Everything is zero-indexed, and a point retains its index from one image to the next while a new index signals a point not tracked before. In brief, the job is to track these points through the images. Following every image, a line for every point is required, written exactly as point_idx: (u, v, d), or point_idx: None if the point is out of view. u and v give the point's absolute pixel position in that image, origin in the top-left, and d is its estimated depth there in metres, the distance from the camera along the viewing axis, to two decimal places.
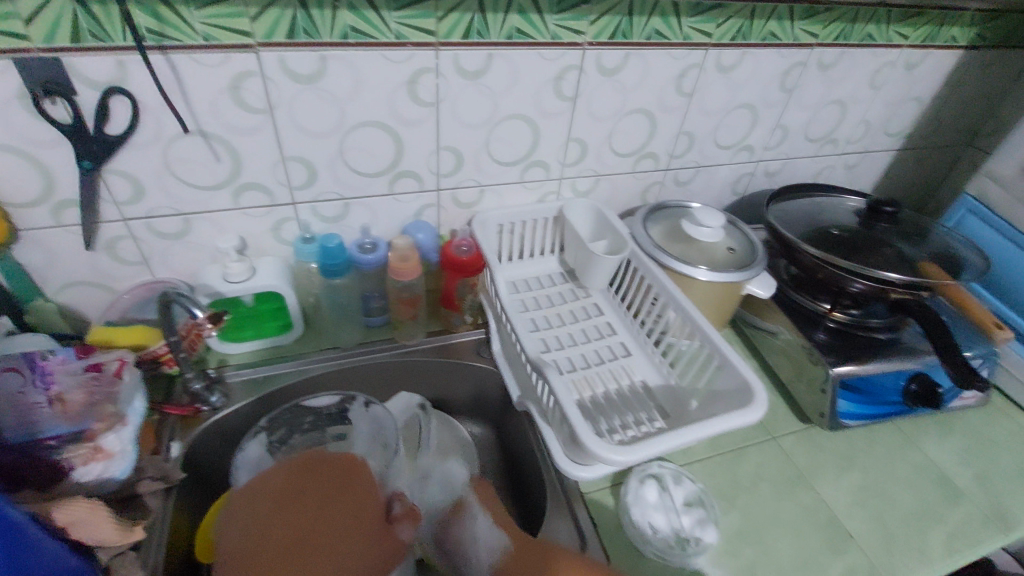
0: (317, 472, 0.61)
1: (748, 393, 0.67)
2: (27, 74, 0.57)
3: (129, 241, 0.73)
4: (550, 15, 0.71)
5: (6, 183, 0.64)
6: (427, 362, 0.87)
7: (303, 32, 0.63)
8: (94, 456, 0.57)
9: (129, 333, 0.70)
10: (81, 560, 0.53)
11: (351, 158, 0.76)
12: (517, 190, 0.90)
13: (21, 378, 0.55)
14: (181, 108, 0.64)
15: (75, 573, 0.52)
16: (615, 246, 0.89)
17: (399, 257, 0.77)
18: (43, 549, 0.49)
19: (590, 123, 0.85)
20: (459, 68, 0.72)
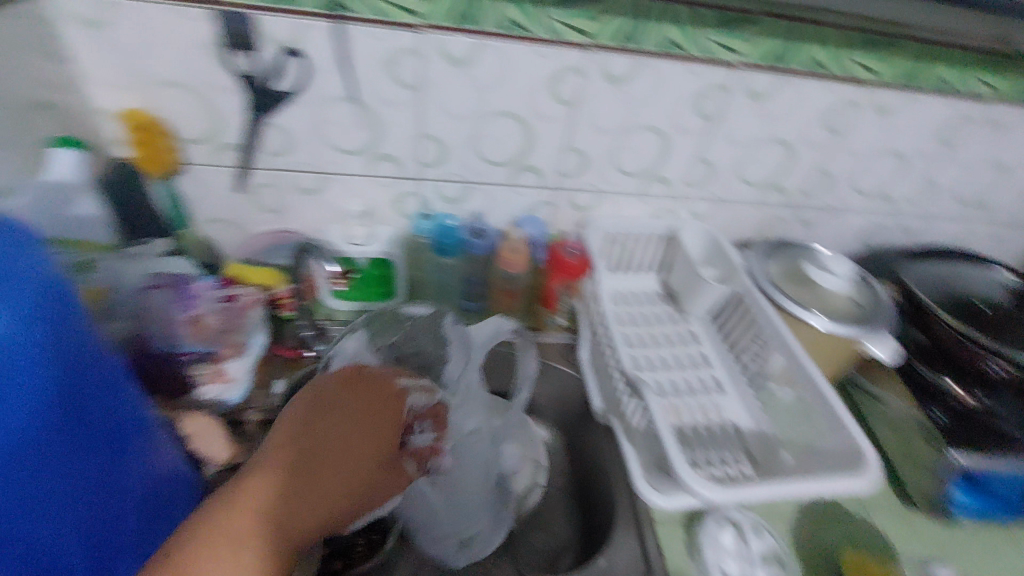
0: (361, 385, 0.61)
1: (856, 459, 0.63)
2: (223, 25, 0.62)
3: (270, 190, 0.79)
4: (710, 32, 0.69)
5: (183, 120, 0.70)
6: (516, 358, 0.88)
7: (468, 18, 0.65)
8: (216, 377, 0.63)
9: (260, 273, 0.77)
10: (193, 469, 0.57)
11: (482, 145, 0.78)
12: (633, 202, 0.88)
13: (170, 294, 0.63)
14: (342, 75, 0.68)
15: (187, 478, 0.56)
16: (727, 277, 0.86)
17: (511, 249, 0.79)
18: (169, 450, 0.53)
19: (724, 147, 0.82)
20: (607, 72, 0.72)
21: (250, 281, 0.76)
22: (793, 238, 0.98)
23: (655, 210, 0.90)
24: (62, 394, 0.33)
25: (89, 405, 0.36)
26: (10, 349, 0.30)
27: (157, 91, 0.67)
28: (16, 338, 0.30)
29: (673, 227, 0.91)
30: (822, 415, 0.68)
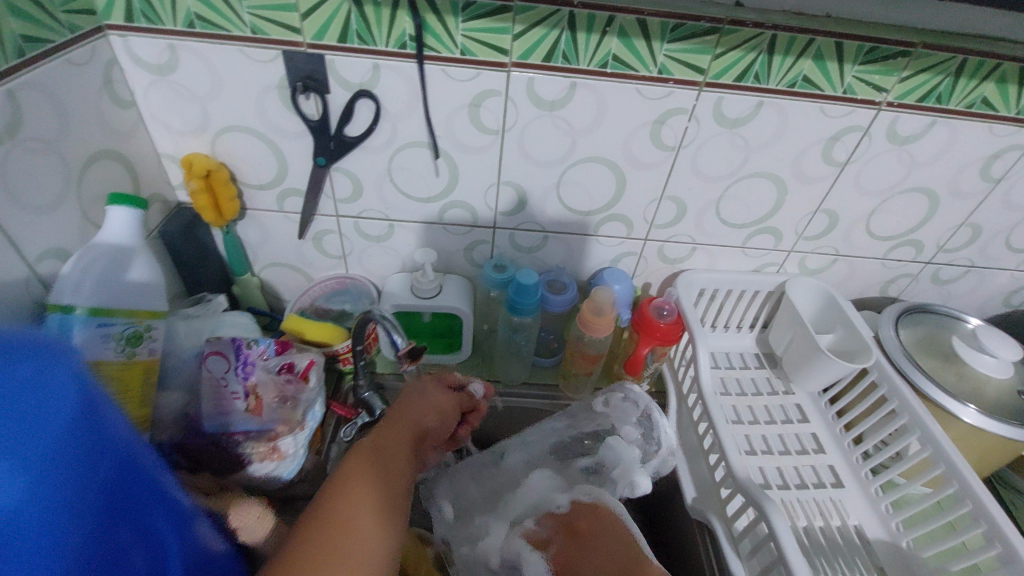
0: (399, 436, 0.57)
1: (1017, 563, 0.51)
2: (293, 68, 0.57)
3: (334, 236, 0.73)
4: (852, 66, 0.58)
5: (248, 165, 0.65)
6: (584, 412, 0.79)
7: (562, 56, 0.56)
8: (270, 455, 0.56)
9: (319, 327, 0.69)
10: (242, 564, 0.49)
11: (566, 193, 0.69)
12: (735, 255, 0.77)
13: (225, 363, 0.56)
14: (418, 118, 0.61)
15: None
16: (849, 345, 0.73)
17: (595, 309, 0.69)
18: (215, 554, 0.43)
19: (852, 196, 0.70)
20: (720, 113, 0.61)
21: (308, 339, 0.68)
22: (922, 297, 0.84)
23: (759, 264, 0.78)
24: (87, 536, 0.27)
25: (127, 532, 0.30)
26: (11, 519, 0.24)
27: (222, 134, 0.63)
28: (19, 501, 0.24)
29: (782, 282, 0.79)
30: (977, 523, 0.55)
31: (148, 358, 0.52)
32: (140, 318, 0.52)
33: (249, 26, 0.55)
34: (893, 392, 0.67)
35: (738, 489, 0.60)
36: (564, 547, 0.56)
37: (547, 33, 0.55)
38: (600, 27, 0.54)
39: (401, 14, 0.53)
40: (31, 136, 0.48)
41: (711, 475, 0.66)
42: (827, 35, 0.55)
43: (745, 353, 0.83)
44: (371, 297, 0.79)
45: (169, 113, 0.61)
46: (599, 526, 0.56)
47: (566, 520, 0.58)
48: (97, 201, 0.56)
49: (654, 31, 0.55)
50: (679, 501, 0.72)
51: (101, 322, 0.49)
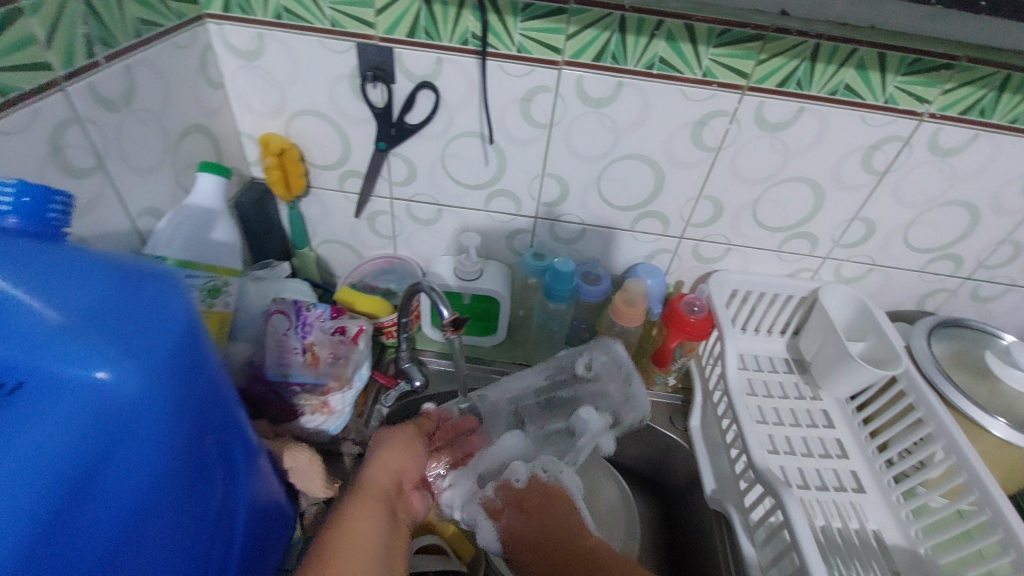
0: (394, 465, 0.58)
1: None
2: (364, 59, 0.63)
3: (386, 217, 0.79)
4: (893, 76, 0.59)
5: (316, 146, 0.72)
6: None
7: (611, 57, 0.60)
8: (320, 409, 0.61)
9: (368, 299, 0.75)
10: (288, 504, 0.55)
11: (607, 188, 0.72)
12: (769, 259, 0.79)
13: (287, 321, 0.62)
14: (473, 110, 0.66)
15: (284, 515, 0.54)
16: (880, 354, 0.73)
17: (627, 300, 0.72)
18: (269, 484, 0.50)
19: (889, 206, 0.71)
20: (760, 118, 0.64)
21: (357, 309, 0.74)
22: (961, 314, 0.83)
23: (793, 269, 0.80)
24: (184, 434, 0.35)
25: (210, 436, 0.37)
26: (135, 411, 0.31)
27: (296, 116, 0.69)
28: (139, 400, 0.32)
29: (815, 288, 0.80)
30: (997, 531, 0.56)
31: (223, 311, 0.59)
32: (220, 273, 0.59)
33: (329, 20, 0.61)
34: (920, 400, 0.67)
35: (756, 480, 0.62)
36: (512, 519, 0.62)
37: (598, 35, 0.59)
38: (648, 30, 0.58)
39: (465, 13, 0.58)
40: (141, 108, 0.55)
41: (731, 467, 0.68)
42: (871, 46, 0.58)
43: (774, 357, 0.84)
44: (415, 276, 0.84)
45: (252, 94, 0.68)
46: (543, 502, 0.63)
47: (520, 495, 0.64)
48: (186, 169, 0.63)
49: (701, 36, 0.58)
50: (698, 492, 0.74)
51: (188, 273, 0.56)
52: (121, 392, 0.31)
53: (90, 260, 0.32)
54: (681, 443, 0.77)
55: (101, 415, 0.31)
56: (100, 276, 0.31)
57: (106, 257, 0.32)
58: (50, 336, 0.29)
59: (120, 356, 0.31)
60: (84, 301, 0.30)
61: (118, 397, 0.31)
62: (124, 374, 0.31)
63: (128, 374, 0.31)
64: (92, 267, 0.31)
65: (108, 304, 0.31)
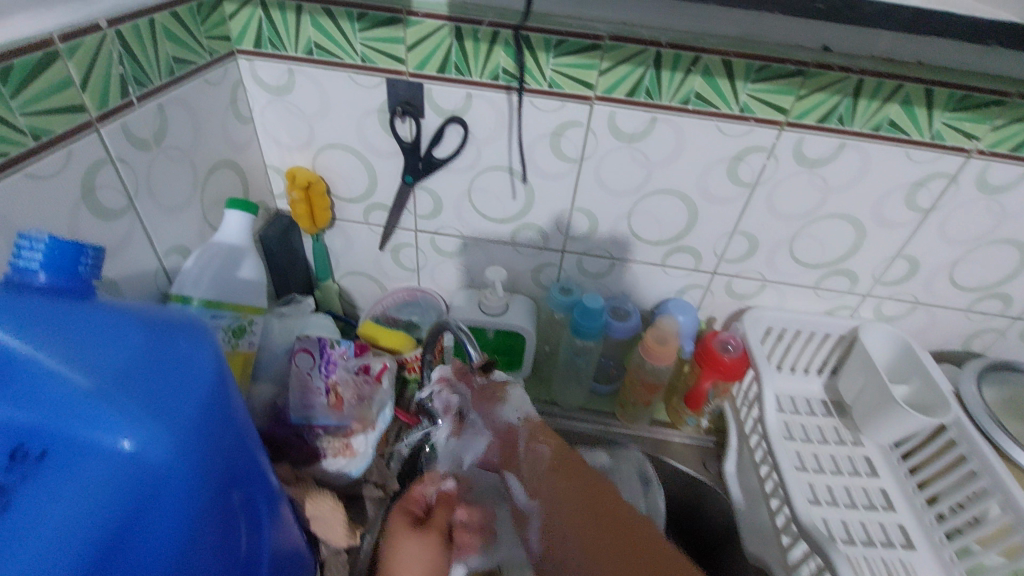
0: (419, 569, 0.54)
1: None
2: (394, 94, 0.62)
3: (411, 249, 0.78)
4: (941, 112, 0.57)
5: (342, 179, 0.71)
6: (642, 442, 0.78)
7: (645, 92, 0.59)
8: (343, 451, 0.59)
9: (390, 334, 0.73)
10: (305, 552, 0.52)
11: (637, 223, 0.70)
12: (806, 296, 0.76)
13: (310, 360, 0.61)
14: (502, 144, 0.65)
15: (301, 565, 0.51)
16: (926, 399, 0.69)
17: (658, 338, 0.69)
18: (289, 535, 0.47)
19: (935, 243, 0.68)
20: (800, 153, 0.62)
21: (380, 344, 0.73)
22: (1011, 355, 0.79)
23: (831, 306, 0.77)
24: (212, 495, 0.34)
25: (237, 492, 0.37)
26: (164, 470, 0.31)
27: (324, 150, 0.69)
28: (169, 458, 0.31)
29: (854, 326, 0.76)
30: None
31: (247, 350, 0.58)
32: (245, 312, 0.58)
33: (359, 55, 0.60)
34: (972, 451, 0.63)
35: (800, 536, 0.58)
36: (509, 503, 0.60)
37: (632, 70, 0.58)
38: (684, 66, 0.57)
39: (497, 49, 0.58)
40: (171, 145, 0.55)
41: (772, 519, 0.64)
42: (917, 82, 0.55)
43: (811, 398, 0.80)
44: (439, 309, 0.81)
45: (280, 128, 0.68)
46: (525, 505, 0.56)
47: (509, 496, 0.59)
48: (214, 204, 0.63)
49: (738, 72, 0.57)
50: (734, 543, 0.70)
51: (213, 314, 0.55)
52: (148, 453, 0.30)
53: (121, 318, 0.32)
54: (715, 489, 0.73)
55: (128, 479, 0.30)
56: (130, 332, 0.32)
57: (135, 313, 0.33)
58: (80, 399, 0.29)
59: (148, 414, 0.30)
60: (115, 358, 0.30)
61: (146, 458, 0.30)
62: (153, 432, 0.30)
63: (157, 431, 0.30)
64: (125, 324, 0.32)
65: (138, 360, 0.31)
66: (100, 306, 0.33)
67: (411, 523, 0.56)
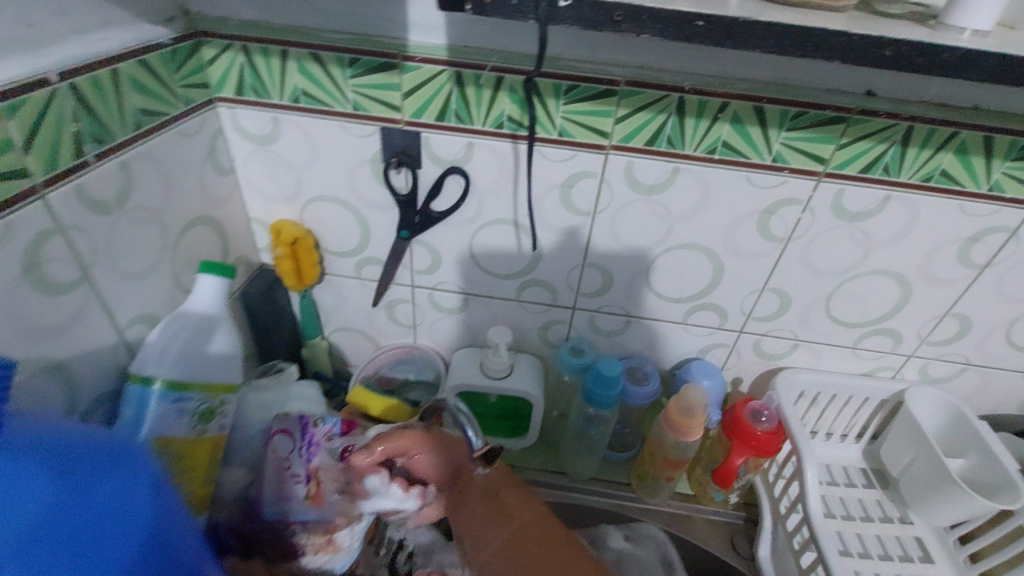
0: None
1: None
2: (388, 143, 0.57)
3: (407, 306, 0.71)
4: (1000, 162, 0.51)
5: (332, 232, 0.65)
6: (664, 519, 0.69)
7: (666, 141, 0.53)
8: (325, 547, 0.52)
9: (383, 402, 0.66)
10: None
11: (656, 279, 0.64)
12: (842, 356, 0.68)
13: (290, 442, 0.54)
14: (506, 196, 0.59)
15: None
16: (986, 477, 0.61)
17: (683, 409, 0.62)
18: None
19: (992, 301, 0.61)
20: (839, 206, 0.55)
21: (371, 415, 0.65)
22: None
23: (871, 367, 0.69)
24: None
25: None
26: None
27: (311, 202, 0.63)
28: None
29: (898, 390, 0.69)
30: None
31: (216, 434, 0.51)
32: (216, 392, 0.51)
33: (351, 103, 0.55)
34: None
35: None
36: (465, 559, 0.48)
37: (652, 118, 0.52)
38: (711, 113, 0.51)
39: (502, 95, 0.52)
40: (137, 206, 0.49)
41: None
42: (975, 128, 0.49)
43: (850, 467, 0.72)
44: (437, 369, 0.75)
45: (264, 179, 0.62)
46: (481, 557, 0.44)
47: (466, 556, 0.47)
48: (187, 265, 0.57)
49: (772, 118, 0.51)
50: None
51: (177, 397, 0.48)
52: None
53: (32, 461, 0.28)
54: None
55: None
56: (37, 487, 0.27)
57: (41, 458, 0.28)
58: None
59: None
60: (15, 524, 0.26)
61: None
62: None
63: None
64: (32, 475, 0.27)
65: (44, 523, 0.27)
66: (18, 440, 0.28)
67: None
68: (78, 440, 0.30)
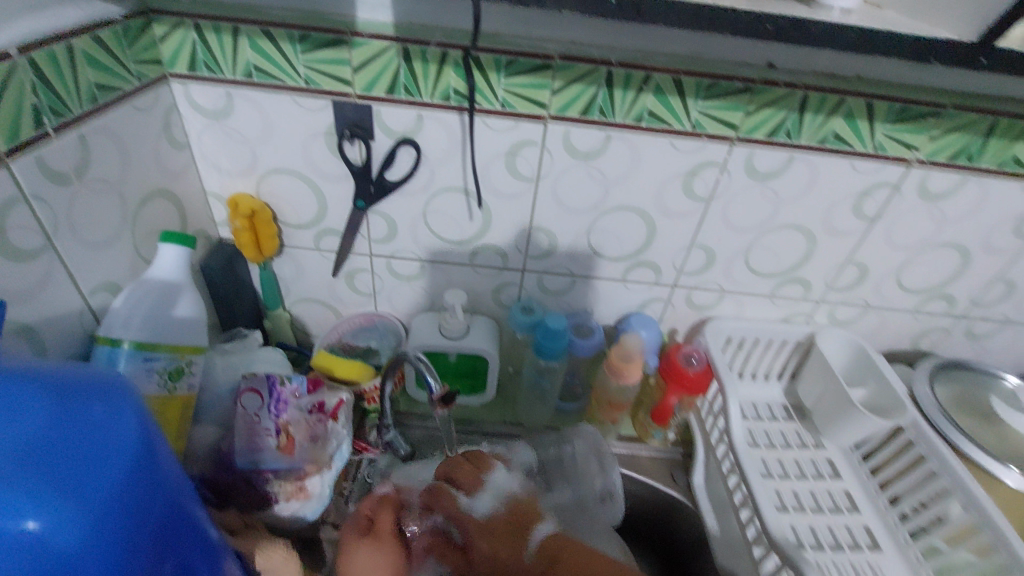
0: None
1: None
2: (341, 116, 0.60)
3: (366, 275, 0.75)
4: (882, 124, 0.59)
5: (289, 204, 0.68)
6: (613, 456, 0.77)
7: (598, 110, 0.59)
8: (296, 494, 0.56)
9: (345, 364, 0.70)
10: None
11: (596, 240, 0.70)
12: (762, 304, 0.77)
13: (258, 400, 0.57)
14: (455, 165, 0.64)
15: None
16: (883, 401, 0.71)
17: (623, 356, 0.69)
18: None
19: (883, 249, 0.70)
20: (750, 167, 0.63)
21: (336, 377, 0.69)
22: (956, 352, 0.82)
23: (787, 313, 0.78)
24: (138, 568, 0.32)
25: (168, 560, 0.35)
26: (74, 555, 0.29)
27: (268, 175, 0.66)
28: (79, 542, 0.29)
29: (810, 332, 0.78)
30: None
31: (186, 393, 0.54)
32: (183, 353, 0.54)
33: (302, 78, 0.58)
34: (931, 452, 0.64)
35: (772, 549, 0.57)
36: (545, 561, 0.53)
37: (584, 89, 0.57)
38: (636, 84, 0.56)
39: (447, 70, 0.56)
40: (96, 178, 0.51)
41: (742, 532, 0.64)
42: (858, 96, 0.57)
43: (773, 403, 0.81)
44: (397, 334, 0.79)
45: (220, 154, 0.64)
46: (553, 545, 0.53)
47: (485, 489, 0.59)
48: (147, 237, 0.59)
49: (689, 89, 0.57)
50: (707, 556, 0.70)
51: (146, 356, 0.51)
52: (56, 538, 0.28)
53: (26, 383, 0.30)
54: (685, 502, 0.73)
55: (35, 567, 0.28)
56: (35, 400, 0.29)
57: (38, 378, 0.30)
58: None
59: (56, 494, 0.28)
60: (14, 434, 0.28)
61: (53, 544, 0.28)
62: (62, 514, 0.28)
63: (66, 512, 0.28)
64: (29, 391, 0.29)
65: (38, 439, 0.28)
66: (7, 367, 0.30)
67: (361, 535, 0.55)
68: (73, 370, 0.32)
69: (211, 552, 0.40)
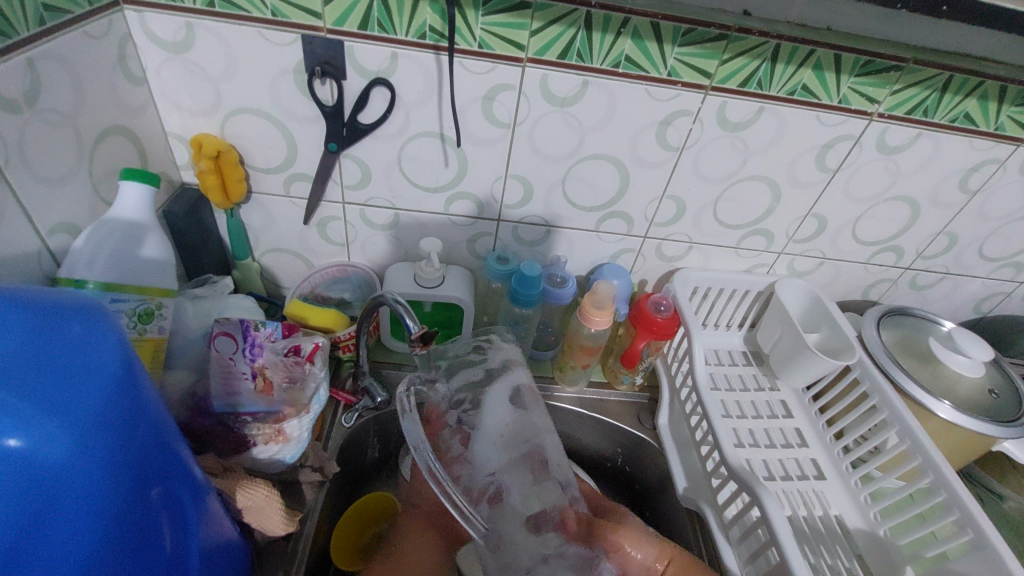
0: None
1: (987, 546, 0.55)
2: (311, 52, 0.58)
3: (339, 223, 0.74)
4: (847, 77, 0.61)
5: (257, 147, 0.66)
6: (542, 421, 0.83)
7: (576, 54, 0.58)
8: (275, 437, 0.56)
9: (321, 313, 0.69)
10: (233, 532, 0.49)
11: (572, 188, 0.71)
12: (727, 255, 0.80)
13: (233, 344, 0.57)
14: (432, 108, 0.62)
15: (228, 544, 0.48)
16: (834, 344, 0.75)
17: (595, 302, 0.70)
18: (214, 521, 0.44)
19: (842, 202, 0.73)
20: (723, 117, 0.64)
21: (310, 325, 0.68)
22: (901, 301, 0.89)
23: (749, 264, 0.82)
24: (126, 490, 0.32)
25: (154, 487, 0.35)
26: (61, 471, 0.29)
27: (233, 115, 0.63)
28: (65, 458, 0.29)
29: (771, 283, 0.82)
30: (952, 512, 0.59)
31: (156, 336, 0.55)
32: (151, 295, 0.54)
33: (269, 9, 0.55)
34: (875, 388, 0.70)
35: (730, 477, 0.62)
36: None
37: (563, 31, 0.57)
38: (615, 27, 0.56)
39: (422, 5, 0.54)
40: (47, 108, 0.47)
41: (702, 465, 0.68)
42: (827, 47, 0.58)
43: (734, 350, 0.86)
44: (371, 285, 0.80)
45: (180, 92, 0.61)
46: None
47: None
48: (106, 177, 0.56)
49: (666, 35, 0.57)
50: (670, 491, 0.74)
51: (113, 298, 0.51)
52: (43, 454, 0.28)
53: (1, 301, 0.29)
54: (650, 441, 0.77)
55: (21, 486, 0.28)
56: (8, 314, 0.28)
57: (12, 296, 0.29)
58: None
59: (39, 410, 0.27)
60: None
61: (39, 459, 0.28)
62: (45, 431, 0.28)
63: (50, 428, 0.28)
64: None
65: (14, 356, 0.27)
66: None
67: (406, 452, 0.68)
68: (45, 291, 0.31)
69: (195, 483, 0.41)
